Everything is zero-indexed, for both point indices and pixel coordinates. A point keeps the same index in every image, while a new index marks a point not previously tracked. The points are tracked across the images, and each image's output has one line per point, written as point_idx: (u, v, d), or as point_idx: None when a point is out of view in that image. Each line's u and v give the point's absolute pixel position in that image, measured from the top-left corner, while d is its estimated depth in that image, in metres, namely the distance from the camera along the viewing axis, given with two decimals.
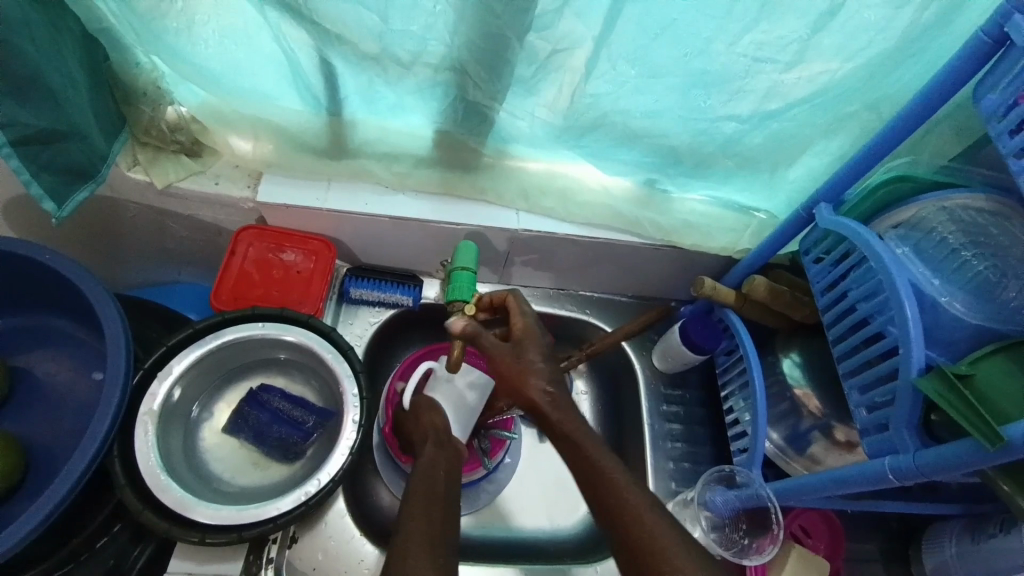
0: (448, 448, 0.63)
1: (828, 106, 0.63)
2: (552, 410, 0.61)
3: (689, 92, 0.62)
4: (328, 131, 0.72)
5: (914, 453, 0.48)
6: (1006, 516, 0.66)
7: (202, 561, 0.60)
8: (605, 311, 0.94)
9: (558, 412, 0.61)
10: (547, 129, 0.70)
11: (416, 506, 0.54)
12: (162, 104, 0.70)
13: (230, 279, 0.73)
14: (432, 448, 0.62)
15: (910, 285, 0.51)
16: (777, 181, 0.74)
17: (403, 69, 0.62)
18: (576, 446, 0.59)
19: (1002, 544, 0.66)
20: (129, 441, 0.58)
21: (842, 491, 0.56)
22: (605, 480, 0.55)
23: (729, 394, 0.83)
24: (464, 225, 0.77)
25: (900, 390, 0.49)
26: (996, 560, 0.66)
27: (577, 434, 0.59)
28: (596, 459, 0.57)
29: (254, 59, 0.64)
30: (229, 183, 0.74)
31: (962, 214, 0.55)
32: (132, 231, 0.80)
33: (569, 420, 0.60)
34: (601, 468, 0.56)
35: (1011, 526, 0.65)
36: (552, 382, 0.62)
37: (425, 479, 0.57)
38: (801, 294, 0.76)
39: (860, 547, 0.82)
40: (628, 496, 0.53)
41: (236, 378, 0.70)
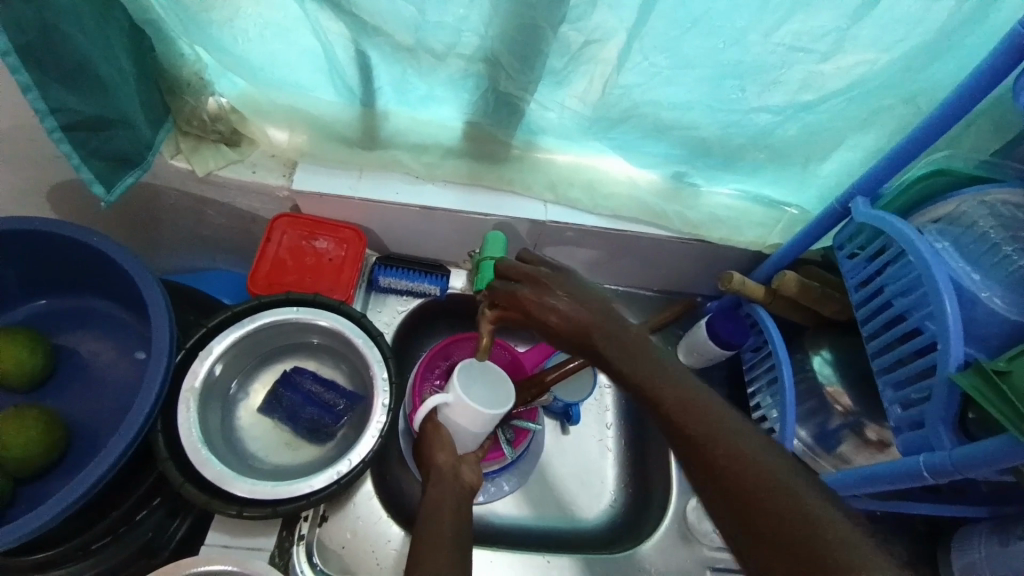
0: (455, 484, 0.63)
1: (865, 98, 0.62)
2: (604, 345, 0.55)
3: (722, 84, 0.62)
4: (360, 121, 0.74)
5: (949, 450, 0.47)
6: None
7: (237, 535, 0.63)
8: (631, 304, 0.93)
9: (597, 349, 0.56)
10: (576, 120, 0.70)
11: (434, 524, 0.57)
12: (204, 95, 0.72)
13: (264, 267, 0.75)
14: (436, 485, 0.63)
15: (949, 279, 0.50)
16: (809, 175, 0.73)
17: (436, 61, 0.63)
18: (644, 388, 0.53)
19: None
20: (170, 417, 0.60)
21: (875, 488, 0.55)
22: (683, 413, 0.50)
23: (755, 389, 0.83)
24: (492, 215, 0.78)
25: (936, 386, 0.48)
26: None
27: (643, 379, 0.53)
28: (742, 467, 0.46)
29: (292, 51, 0.66)
30: (265, 172, 0.76)
31: (1003, 209, 0.54)
32: (172, 218, 0.83)
33: (621, 358, 0.55)
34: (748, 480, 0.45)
35: None
36: (579, 309, 0.57)
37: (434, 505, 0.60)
38: (833, 290, 0.74)
39: (887, 548, 0.81)
40: (723, 437, 0.48)
41: (270, 361, 0.72)
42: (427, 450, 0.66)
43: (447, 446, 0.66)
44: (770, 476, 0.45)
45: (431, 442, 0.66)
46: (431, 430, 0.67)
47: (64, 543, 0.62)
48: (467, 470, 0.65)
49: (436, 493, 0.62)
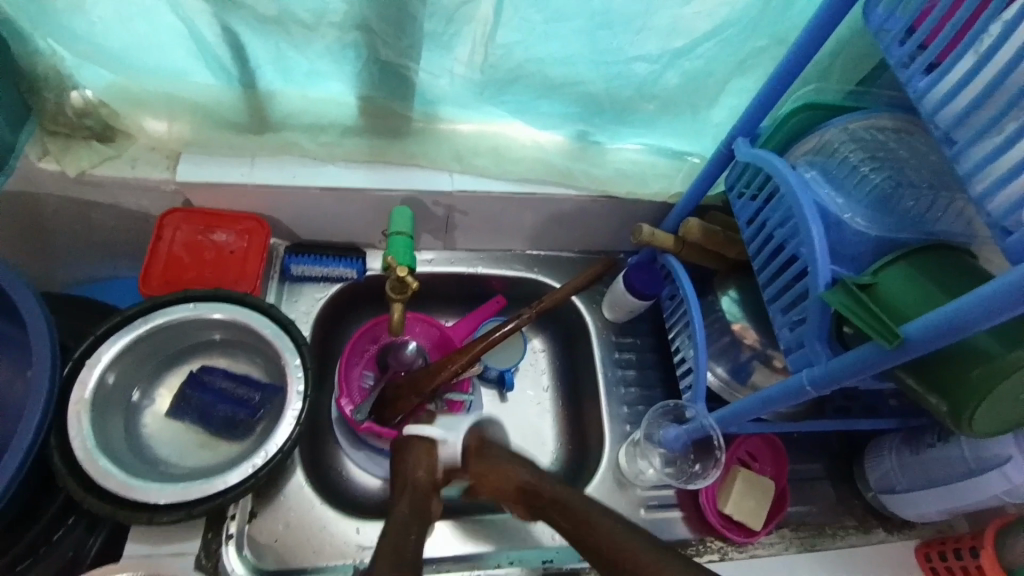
0: (423, 505, 0.52)
1: (735, 41, 0.64)
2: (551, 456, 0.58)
3: (597, 35, 0.63)
4: (245, 104, 0.70)
5: (826, 363, 0.50)
6: (943, 426, 0.70)
7: (157, 543, 0.61)
8: (553, 267, 0.94)
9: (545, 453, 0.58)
10: (468, 86, 0.69)
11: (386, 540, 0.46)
12: (66, 88, 0.66)
13: (159, 266, 0.71)
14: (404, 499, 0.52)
15: (816, 205, 0.53)
16: (701, 122, 0.76)
17: (308, 31, 0.61)
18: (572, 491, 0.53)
19: (942, 454, 0.70)
20: (63, 432, 0.57)
21: (773, 409, 0.59)
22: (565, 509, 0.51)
23: (674, 335, 0.86)
24: (398, 190, 0.76)
25: (812, 306, 0.51)
26: (937, 468, 0.71)
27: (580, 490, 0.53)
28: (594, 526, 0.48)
29: (154, 34, 0.62)
30: (147, 167, 0.71)
31: (864, 133, 0.57)
32: (55, 227, 0.77)
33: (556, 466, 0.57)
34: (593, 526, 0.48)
35: (948, 435, 0.70)
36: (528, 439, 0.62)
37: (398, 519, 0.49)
38: (734, 232, 0.78)
39: (808, 468, 0.86)
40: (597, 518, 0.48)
41: (176, 363, 0.70)
42: (406, 465, 0.55)
43: (432, 470, 0.55)
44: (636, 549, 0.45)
45: (415, 452, 0.56)
46: (421, 449, 0.56)
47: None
48: (438, 505, 0.55)
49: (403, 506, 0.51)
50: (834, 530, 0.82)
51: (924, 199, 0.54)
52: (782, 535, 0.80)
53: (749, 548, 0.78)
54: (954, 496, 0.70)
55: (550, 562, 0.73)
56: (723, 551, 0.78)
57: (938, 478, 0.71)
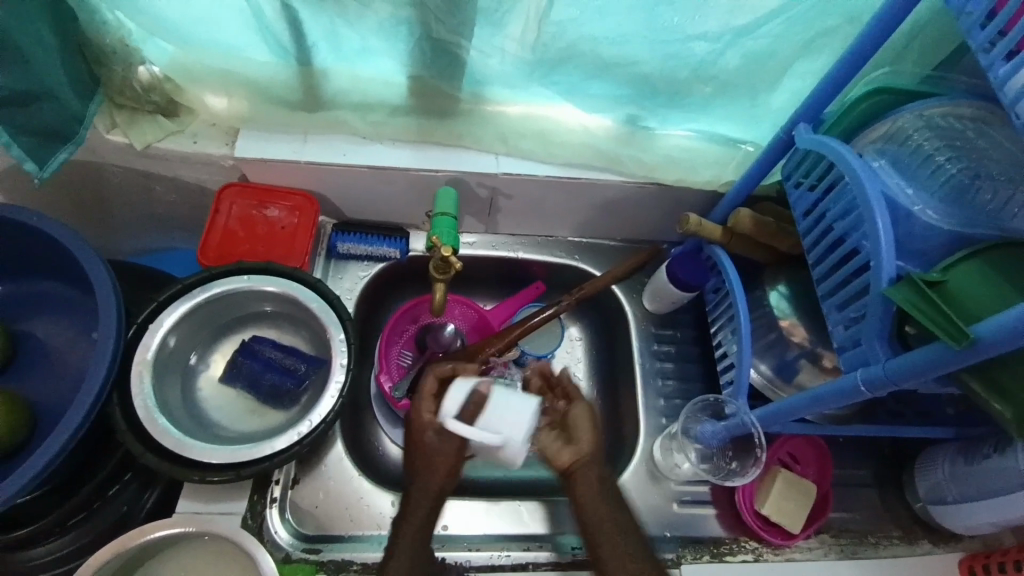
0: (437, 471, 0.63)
1: (801, 21, 0.61)
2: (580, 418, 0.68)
3: (654, 12, 0.61)
4: (299, 81, 0.71)
5: (885, 363, 0.48)
6: (1004, 437, 0.66)
7: (208, 501, 0.65)
8: (596, 255, 0.93)
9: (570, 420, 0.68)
10: (518, 66, 0.68)
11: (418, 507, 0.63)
12: (134, 63, 0.69)
13: (214, 238, 0.74)
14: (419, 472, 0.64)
15: (883, 197, 0.50)
16: (758, 107, 0.73)
17: (363, 7, 0.62)
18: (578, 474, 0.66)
19: (1000, 466, 0.66)
20: (126, 390, 0.61)
21: (822, 409, 0.57)
22: (608, 536, 0.64)
23: (717, 329, 0.84)
24: (444, 170, 0.77)
25: (872, 303, 0.49)
26: (994, 481, 0.67)
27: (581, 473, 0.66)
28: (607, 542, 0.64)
29: (217, 9, 0.63)
30: (207, 142, 0.74)
31: (940, 121, 0.54)
32: (120, 197, 0.80)
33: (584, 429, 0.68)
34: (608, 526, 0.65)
35: (1007, 446, 0.66)
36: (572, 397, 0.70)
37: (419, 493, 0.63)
38: (786, 224, 0.75)
39: (853, 473, 0.83)
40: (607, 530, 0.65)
41: (229, 332, 0.73)
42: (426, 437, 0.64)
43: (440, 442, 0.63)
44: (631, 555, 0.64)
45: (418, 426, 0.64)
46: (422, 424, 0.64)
47: (44, 517, 0.63)
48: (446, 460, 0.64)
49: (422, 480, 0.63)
50: (876, 539, 0.79)
51: (1003, 194, 0.50)
52: (822, 540, 0.78)
53: (785, 551, 0.76)
54: (1009, 510, 0.66)
55: (580, 549, 0.74)
56: (758, 552, 0.76)
57: (993, 492, 0.67)
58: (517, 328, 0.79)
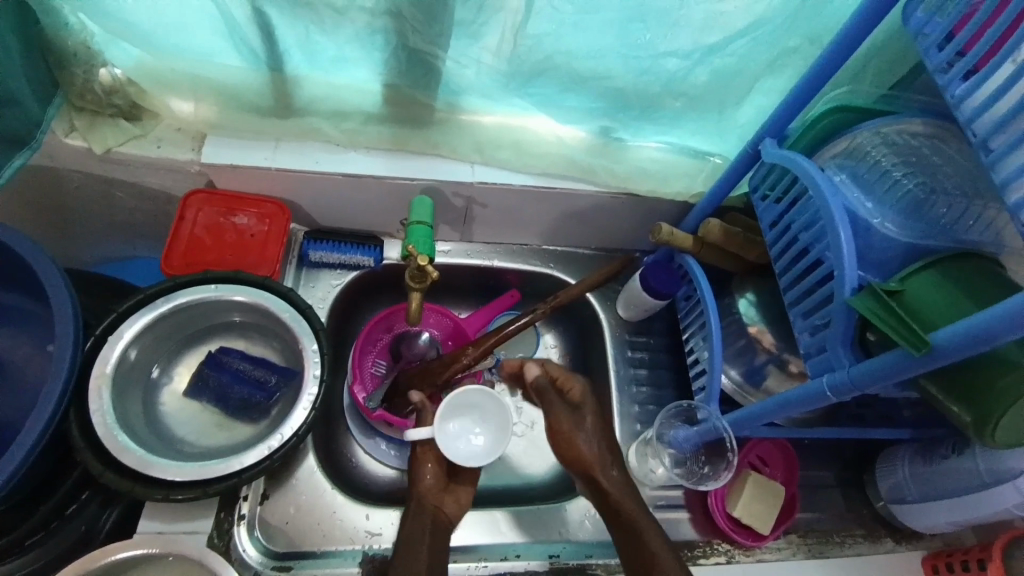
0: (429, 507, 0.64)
1: (767, 39, 0.64)
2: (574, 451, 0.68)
3: (628, 28, 0.62)
4: (270, 87, 0.70)
5: (849, 369, 0.50)
6: (960, 438, 0.70)
7: (170, 520, 0.62)
8: (570, 263, 0.94)
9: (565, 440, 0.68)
10: (494, 76, 0.69)
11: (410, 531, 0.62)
12: (95, 65, 0.66)
13: (180, 247, 0.72)
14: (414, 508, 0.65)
15: (845, 210, 0.53)
16: (727, 121, 0.75)
17: (339, 15, 0.61)
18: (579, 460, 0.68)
19: (956, 466, 0.70)
20: (84, 406, 0.58)
21: (790, 413, 0.58)
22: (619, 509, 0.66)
23: (689, 336, 0.86)
24: (419, 179, 0.76)
25: (835, 311, 0.51)
26: (952, 480, 0.70)
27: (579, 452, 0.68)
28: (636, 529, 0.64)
29: (184, 12, 0.61)
30: (172, 147, 0.72)
31: (896, 138, 0.57)
32: (77, 203, 0.77)
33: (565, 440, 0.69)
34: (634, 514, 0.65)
35: (964, 447, 0.69)
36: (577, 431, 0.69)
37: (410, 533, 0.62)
38: (754, 234, 0.77)
39: (819, 474, 0.86)
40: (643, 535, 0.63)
41: (195, 343, 0.70)
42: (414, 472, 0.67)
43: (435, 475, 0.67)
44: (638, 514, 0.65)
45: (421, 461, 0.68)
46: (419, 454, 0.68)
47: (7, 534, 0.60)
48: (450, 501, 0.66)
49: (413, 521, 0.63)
50: (841, 537, 0.82)
51: (957, 207, 0.53)
52: (790, 540, 0.80)
53: (757, 553, 0.78)
54: (966, 508, 0.69)
55: (557, 556, 0.75)
56: (731, 553, 0.78)
57: (953, 492, 0.70)
58: (493, 337, 0.78)
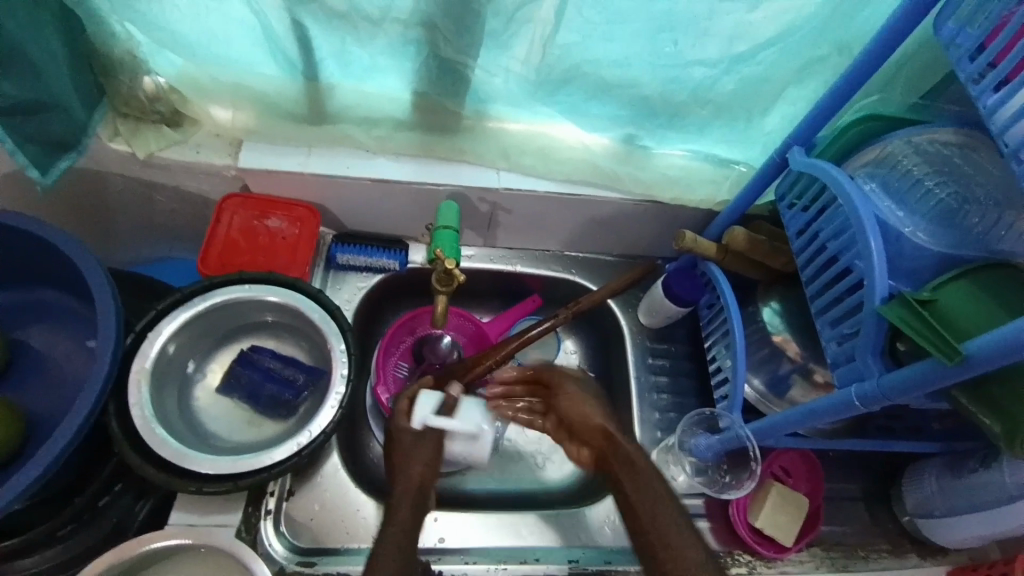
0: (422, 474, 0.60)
1: (795, 48, 0.64)
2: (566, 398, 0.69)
3: (657, 37, 0.63)
4: (305, 96, 0.72)
5: (879, 378, 0.49)
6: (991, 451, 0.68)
7: (203, 513, 0.63)
8: (592, 270, 0.94)
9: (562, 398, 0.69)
10: (522, 85, 0.70)
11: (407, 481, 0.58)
12: (140, 73, 0.69)
13: (216, 247, 0.74)
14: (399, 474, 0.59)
15: (876, 218, 0.53)
16: (753, 129, 0.75)
17: (374, 26, 0.63)
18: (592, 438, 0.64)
19: (986, 482, 0.68)
20: (124, 400, 0.60)
21: (817, 423, 0.58)
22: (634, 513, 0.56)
23: (712, 343, 0.85)
24: (445, 185, 0.78)
25: (865, 320, 0.50)
26: (982, 495, 0.68)
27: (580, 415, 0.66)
28: (651, 524, 0.55)
29: (226, 25, 0.64)
30: (210, 152, 0.74)
31: (928, 147, 0.56)
32: (118, 206, 0.80)
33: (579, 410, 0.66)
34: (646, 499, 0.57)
35: (994, 459, 0.67)
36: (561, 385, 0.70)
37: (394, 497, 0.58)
38: (780, 243, 0.77)
39: (843, 487, 0.85)
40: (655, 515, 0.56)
41: (229, 342, 0.72)
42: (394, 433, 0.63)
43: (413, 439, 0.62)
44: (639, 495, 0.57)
45: (400, 422, 0.63)
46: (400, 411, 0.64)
47: (32, 530, 0.61)
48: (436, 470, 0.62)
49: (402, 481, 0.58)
50: (867, 552, 0.80)
51: (990, 217, 0.52)
52: (813, 554, 0.79)
53: (778, 564, 0.77)
54: (999, 523, 0.68)
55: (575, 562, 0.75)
56: (752, 565, 0.76)
57: (982, 505, 0.69)
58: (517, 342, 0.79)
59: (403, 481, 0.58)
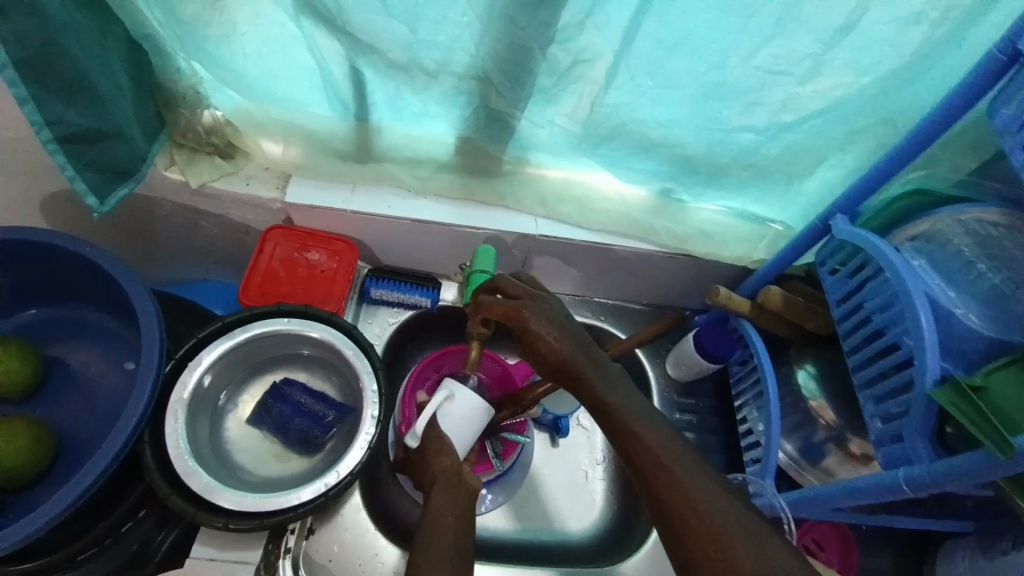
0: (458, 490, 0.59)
1: (844, 120, 0.64)
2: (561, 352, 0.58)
3: (705, 104, 0.63)
4: (353, 135, 0.75)
5: (928, 464, 0.48)
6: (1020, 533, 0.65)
7: (224, 548, 0.63)
8: (621, 318, 0.94)
9: (584, 385, 0.56)
10: (566, 137, 0.71)
11: (441, 502, 0.57)
12: (200, 107, 0.73)
13: (257, 278, 0.76)
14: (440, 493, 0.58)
15: (926, 296, 0.52)
16: (794, 192, 0.75)
17: (429, 77, 0.65)
18: (601, 405, 0.55)
19: None
20: (159, 428, 0.61)
21: (857, 502, 0.57)
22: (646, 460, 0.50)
23: (742, 403, 0.84)
24: (482, 229, 0.78)
25: (915, 400, 0.49)
26: None
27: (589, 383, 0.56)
28: (664, 470, 0.49)
29: (287, 68, 0.67)
30: (259, 185, 0.77)
31: (978, 227, 0.56)
32: (166, 230, 0.83)
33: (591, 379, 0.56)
34: (687, 496, 0.47)
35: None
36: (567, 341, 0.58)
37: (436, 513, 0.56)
38: (816, 305, 0.76)
39: (873, 562, 0.81)
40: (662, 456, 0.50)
41: (260, 373, 0.73)
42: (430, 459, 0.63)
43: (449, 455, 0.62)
44: (655, 440, 0.51)
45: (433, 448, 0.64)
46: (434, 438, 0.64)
47: (57, 550, 0.62)
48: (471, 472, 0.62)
49: (440, 497, 0.57)
50: None
51: None
52: None
53: None
54: None
55: None
56: None
57: None
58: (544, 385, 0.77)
59: (440, 493, 0.57)
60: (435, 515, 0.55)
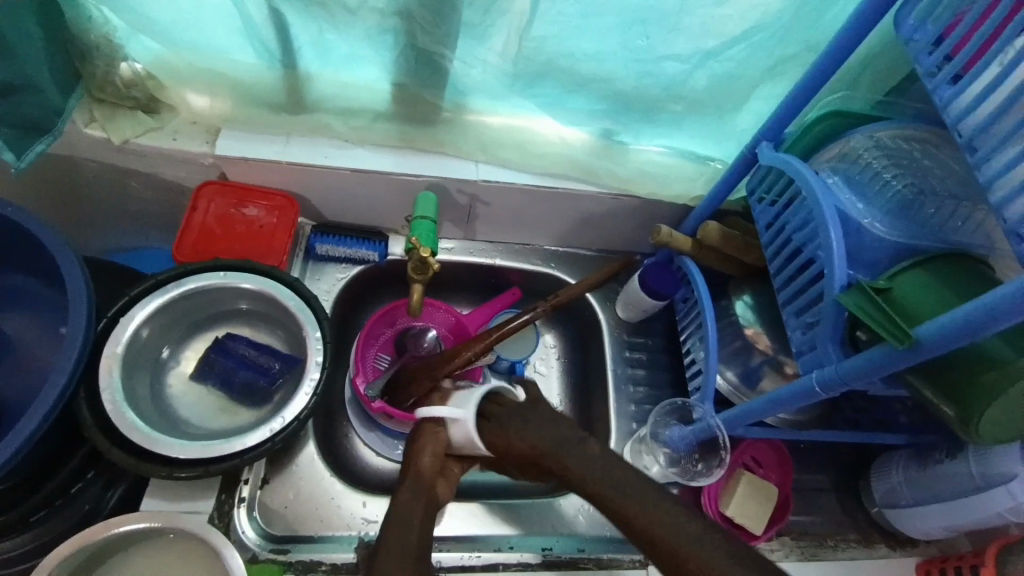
0: (427, 493, 0.55)
1: (767, 45, 0.65)
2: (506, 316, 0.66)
3: (629, 31, 0.64)
4: (283, 84, 0.72)
5: (837, 366, 0.51)
6: (955, 443, 0.69)
7: (176, 499, 0.63)
8: (571, 264, 0.95)
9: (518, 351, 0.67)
10: (500, 77, 0.71)
11: (411, 509, 0.52)
12: (116, 59, 0.69)
13: (191, 234, 0.74)
14: (409, 489, 0.54)
15: (837, 210, 0.54)
16: (727, 127, 0.77)
17: (350, 14, 0.63)
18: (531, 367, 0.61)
19: (949, 470, 0.69)
20: (94, 383, 0.60)
21: (780, 411, 0.60)
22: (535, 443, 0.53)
23: (687, 337, 0.87)
24: (423, 176, 0.78)
25: (826, 308, 0.52)
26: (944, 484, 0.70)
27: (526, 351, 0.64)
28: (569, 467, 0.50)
29: (203, 11, 0.64)
30: (186, 139, 0.74)
31: (889, 143, 0.58)
32: (96, 193, 0.80)
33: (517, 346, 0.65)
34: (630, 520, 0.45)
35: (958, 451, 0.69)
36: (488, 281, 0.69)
37: (401, 507, 0.52)
38: (752, 237, 0.79)
39: (812, 478, 0.86)
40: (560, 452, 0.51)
41: (202, 330, 0.73)
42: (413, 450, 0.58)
43: (437, 457, 0.57)
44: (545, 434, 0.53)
45: (419, 444, 0.58)
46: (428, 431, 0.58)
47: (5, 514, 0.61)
48: (444, 485, 0.58)
49: (407, 491, 0.54)
50: (835, 542, 0.81)
51: (946, 208, 0.54)
52: (783, 542, 0.80)
53: None
54: (958, 512, 0.69)
55: (550, 549, 0.75)
56: None
57: (944, 495, 0.70)
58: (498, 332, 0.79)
59: (408, 489, 0.54)
60: (400, 524, 0.50)
